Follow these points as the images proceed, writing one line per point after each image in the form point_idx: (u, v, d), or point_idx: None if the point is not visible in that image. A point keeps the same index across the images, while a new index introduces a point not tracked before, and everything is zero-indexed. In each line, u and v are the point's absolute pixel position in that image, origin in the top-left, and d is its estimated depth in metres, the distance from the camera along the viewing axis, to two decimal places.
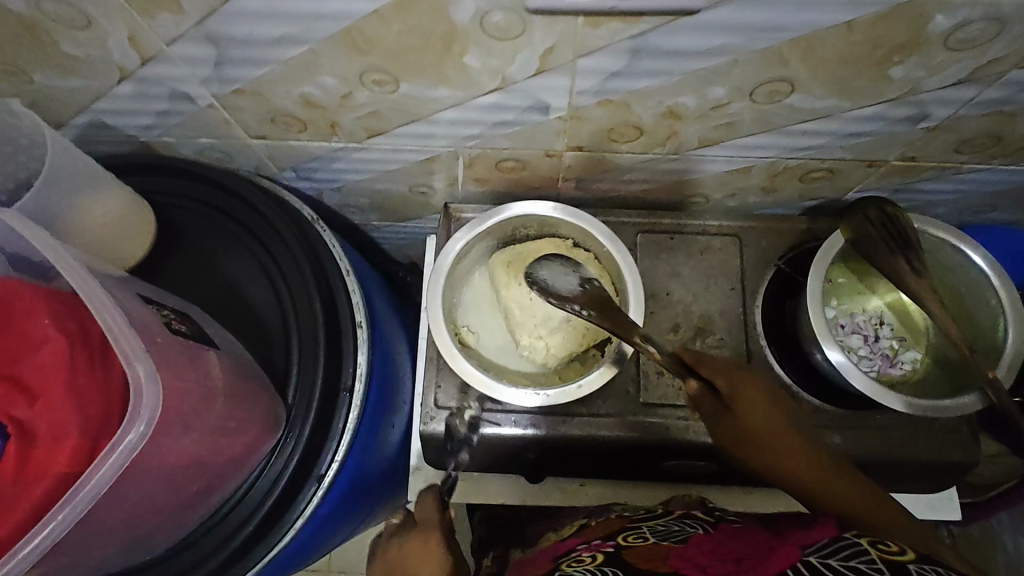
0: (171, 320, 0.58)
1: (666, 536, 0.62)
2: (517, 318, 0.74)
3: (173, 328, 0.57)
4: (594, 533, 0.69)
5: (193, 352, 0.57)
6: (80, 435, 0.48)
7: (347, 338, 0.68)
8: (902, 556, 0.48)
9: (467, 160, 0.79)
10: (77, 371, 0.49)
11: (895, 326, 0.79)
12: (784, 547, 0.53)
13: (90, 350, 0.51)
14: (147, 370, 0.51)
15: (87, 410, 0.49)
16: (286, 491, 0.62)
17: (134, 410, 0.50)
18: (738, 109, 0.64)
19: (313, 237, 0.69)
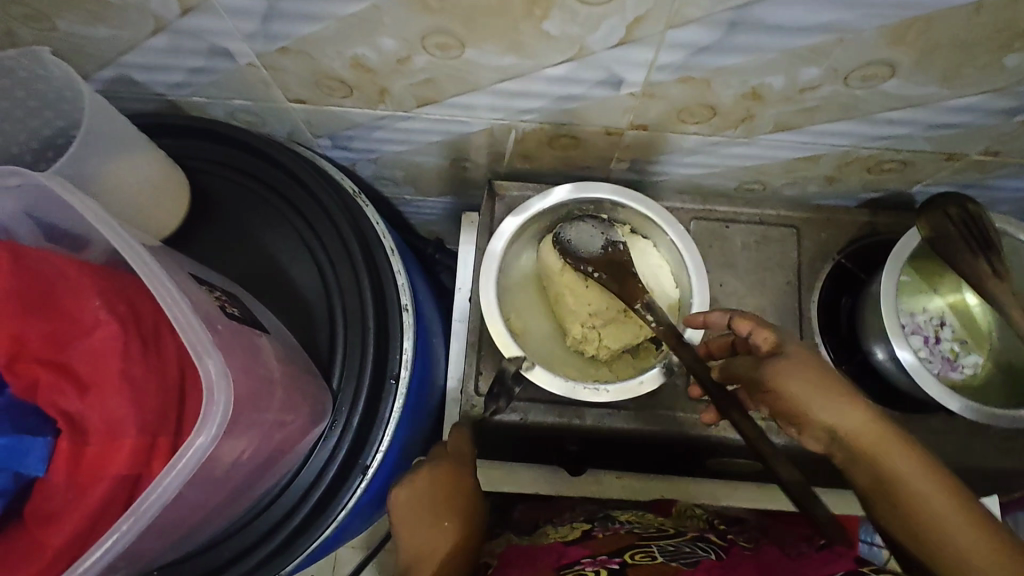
0: (225, 301, 0.51)
1: (675, 557, 0.58)
2: (569, 306, 0.71)
3: (229, 311, 0.50)
4: (597, 546, 0.63)
5: (251, 339, 0.51)
6: (138, 433, 0.45)
7: (394, 322, 0.63)
8: None
9: (519, 134, 0.74)
10: (132, 361, 0.46)
11: (956, 328, 0.76)
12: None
13: (143, 336, 0.48)
14: (219, 366, 0.44)
15: (146, 402, 0.46)
16: (333, 482, 0.59)
17: (205, 418, 0.43)
18: (827, 92, 0.60)
19: (357, 210, 0.65)
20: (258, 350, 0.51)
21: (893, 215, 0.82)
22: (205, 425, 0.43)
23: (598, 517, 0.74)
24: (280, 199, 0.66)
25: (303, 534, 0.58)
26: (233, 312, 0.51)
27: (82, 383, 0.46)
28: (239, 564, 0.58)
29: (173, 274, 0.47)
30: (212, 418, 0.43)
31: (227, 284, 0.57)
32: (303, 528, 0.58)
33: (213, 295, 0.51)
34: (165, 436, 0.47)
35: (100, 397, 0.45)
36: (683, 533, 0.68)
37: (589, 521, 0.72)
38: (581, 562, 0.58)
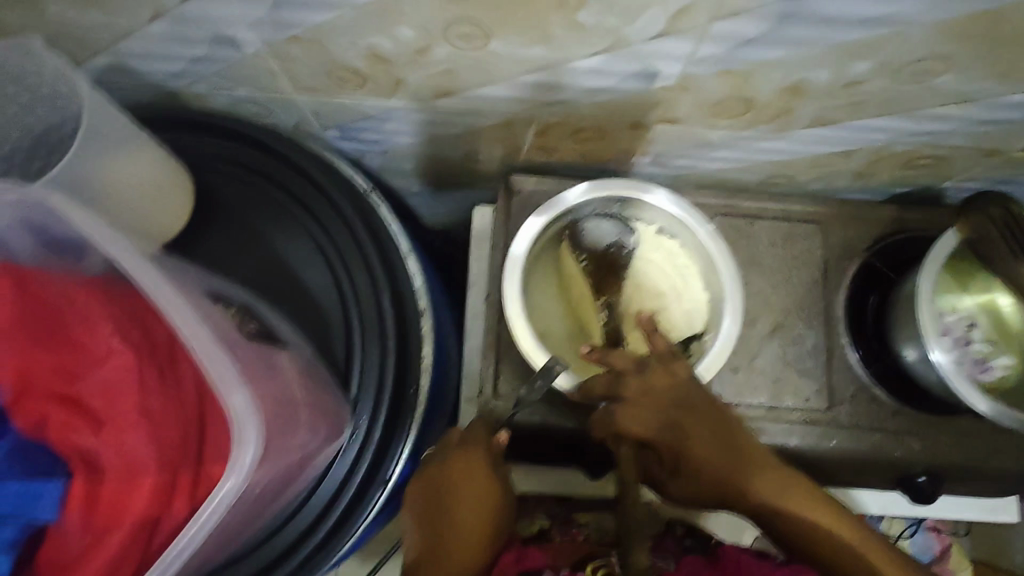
0: (242, 320, 0.47)
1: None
2: (593, 309, 0.70)
3: (247, 331, 0.47)
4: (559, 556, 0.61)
5: (272, 360, 0.47)
6: (158, 469, 0.44)
7: (413, 328, 0.60)
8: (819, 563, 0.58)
9: (540, 127, 0.70)
10: (150, 394, 0.45)
11: (986, 329, 0.73)
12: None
13: (159, 364, 0.46)
14: (247, 401, 0.40)
15: (167, 435, 0.45)
16: (354, 498, 0.56)
17: (234, 461, 0.40)
18: (873, 87, 0.56)
19: (372, 210, 0.61)
20: (279, 371, 0.47)
21: (925, 211, 0.79)
22: (234, 468, 0.40)
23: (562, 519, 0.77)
24: (291, 198, 0.62)
25: (324, 552, 0.56)
26: (252, 330, 0.47)
27: (97, 420, 0.45)
28: None
29: (188, 295, 0.43)
30: (239, 460, 0.40)
31: (241, 295, 0.54)
32: (323, 547, 0.56)
33: (228, 313, 0.47)
34: (186, 469, 0.45)
35: (118, 433, 0.44)
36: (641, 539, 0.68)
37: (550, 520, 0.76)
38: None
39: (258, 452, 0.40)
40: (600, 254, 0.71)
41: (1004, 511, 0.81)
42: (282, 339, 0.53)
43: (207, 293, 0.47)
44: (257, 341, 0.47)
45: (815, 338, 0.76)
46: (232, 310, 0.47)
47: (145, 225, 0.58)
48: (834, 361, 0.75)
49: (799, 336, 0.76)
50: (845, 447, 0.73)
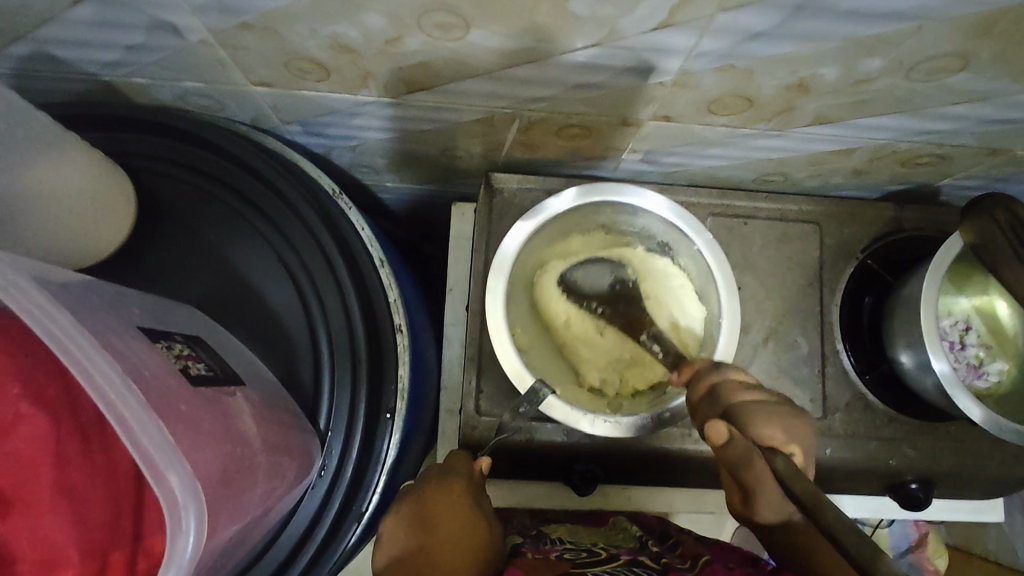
0: (186, 361, 0.41)
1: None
2: (584, 358, 0.66)
3: (192, 376, 0.40)
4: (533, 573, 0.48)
5: (220, 411, 0.41)
6: (82, 556, 0.39)
7: (388, 347, 0.55)
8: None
9: (523, 124, 0.65)
10: (72, 467, 0.39)
11: (982, 333, 0.71)
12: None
13: (82, 428, 0.41)
14: (184, 480, 0.34)
15: (92, 512, 0.39)
16: (323, 541, 0.51)
17: (171, 553, 0.33)
18: (883, 85, 0.52)
19: (339, 218, 0.55)
20: (231, 421, 0.41)
21: (921, 210, 0.76)
22: (172, 562, 0.34)
23: (532, 533, 0.65)
24: (247, 207, 0.55)
25: None
26: (198, 373, 0.41)
27: (6, 501, 0.38)
28: None
29: (115, 343, 0.36)
30: (178, 549, 0.34)
31: (189, 326, 0.47)
32: None
33: (170, 353, 0.41)
34: (119, 549, 0.40)
35: (29, 516, 0.38)
36: (614, 556, 0.57)
37: (522, 536, 0.63)
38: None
39: (199, 540, 0.34)
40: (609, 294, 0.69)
41: (991, 512, 0.80)
42: (237, 374, 0.47)
43: (140, 333, 0.40)
44: (204, 387, 0.41)
45: (810, 344, 0.73)
46: (175, 350, 0.41)
47: (90, 248, 0.52)
48: (828, 367, 0.72)
49: (793, 342, 0.73)
50: (840, 455, 0.71)
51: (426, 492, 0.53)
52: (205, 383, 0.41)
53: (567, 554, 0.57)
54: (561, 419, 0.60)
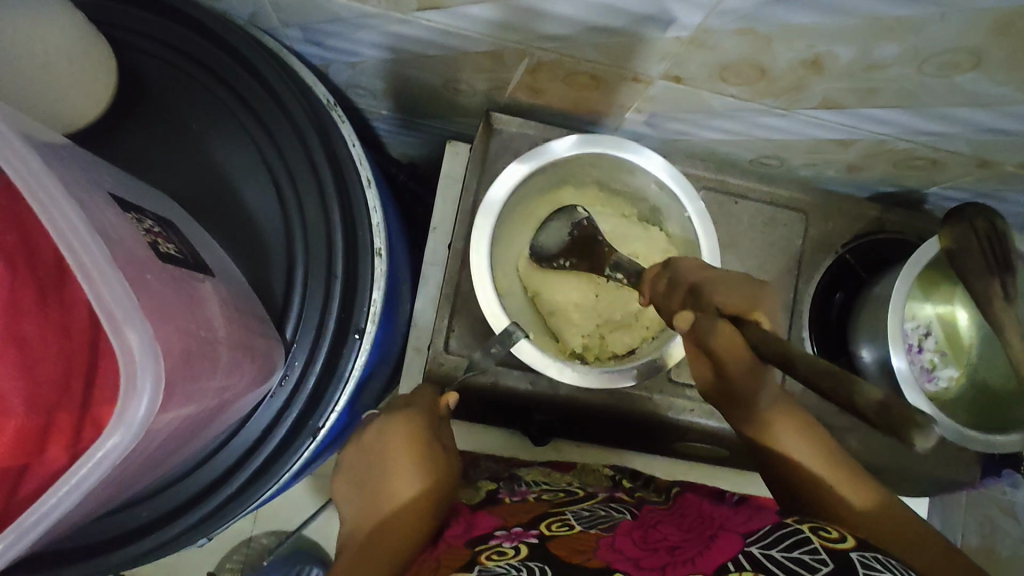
0: (157, 237, 0.40)
1: (593, 523, 0.53)
2: (571, 320, 0.67)
3: (161, 252, 0.39)
4: (511, 516, 0.55)
5: (191, 292, 0.40)
6: (25, 414, 0.39)
7: (365, 269, 0.54)
8: (845, 544, 0.45)
9: (531, 65, 0.64)
10: (23, 318, 0.40)
11: (939, 340, 0.74)
12: (726, 535, 0.50)
13: (40, 282, 0.41)
14: (145, 341, 0.34)
15: (41, 370, 0.40)
16: (278, 446, 0.51)
17: (122, 414, 0.34)
18: (894, 75, 0.53)
19: (332, 129, 0.53)
20: (199, 308, 0.41)
21: (904, 214, 0.78)
22: (122, 422, 0.34)
23: (505, 475, 0.69)
24: (235, 100, 0.53)
25: (237, 501, 0.50)
26: (167, 251, 0.40)
27: None
28: (158, 530, 0.49)
29: (83, 200, 0.35)
30: (130, 412, 0.34)
31: (162, 206, 0.46)
32: (239, 495, 0.50)
33: (140, 227, 0.39)
34: (65, 413, 0.40)
35: None
36: (590, 494, 0.63)
37: (495, 479, 0.68)
38: (494, 535, 0.51)
39: (152, 407, 0.34)
40: (579, 245, 0.66)
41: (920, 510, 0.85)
42: (208, 264, 0.46)
43: (114, 199, 0.39)
44: (173, 265, 0.40)
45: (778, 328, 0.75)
46: (145, 224, 0.40)
47: (68, 119, 0.50)
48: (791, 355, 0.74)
49: None
50: None
51: (386, 433, 0.54)
52: (174, 262, 0.40)
53: (544, 494, 0.61)
54: (531, 363, 0.60)
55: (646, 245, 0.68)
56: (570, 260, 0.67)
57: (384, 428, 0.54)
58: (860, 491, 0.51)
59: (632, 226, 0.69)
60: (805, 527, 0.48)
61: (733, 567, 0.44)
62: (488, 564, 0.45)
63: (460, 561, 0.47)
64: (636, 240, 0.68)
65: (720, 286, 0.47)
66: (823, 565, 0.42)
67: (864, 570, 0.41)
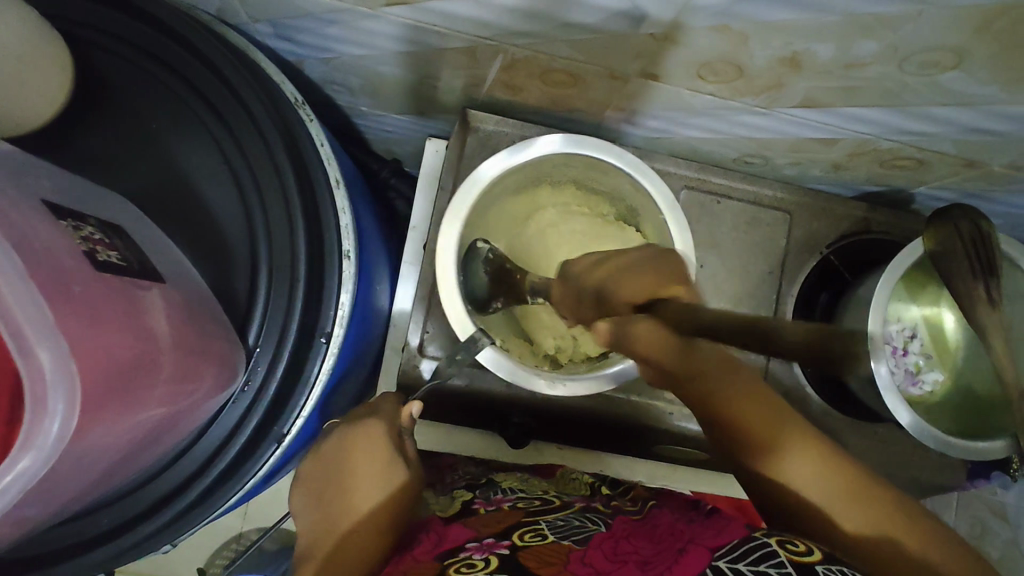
0: (95, 246, 0.39)
1: (567, 535, 0.52)
2: (543, 322, 0.67)
3: (98, 261, 0.38)
4: (484, 526, 0.55)
5: (130, 303, 0.40)
6: None
7: (330, 271, 0.53)
8: (810, 556, 0.44)
9: (506, 61, 0.62)
10: None
11: (925, 343, 0.72)
12: (694, 548, 0.49)
13: None
14: (55, 360, 0.34)
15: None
16: (241, 452, 0.50)
17: (33, 434, 0.34)
18: (874, 73, 0.51)
19: (296, 127, 0.52)
20: (139, 316, 0.40)
21: (891, 214, 0.76)
22: (33, 442, 0.34)
23: (482, 483, 0.68)
24: (196, 97, 0.52)
25: (200, 507, 0.49)
26: (106, 260, 0.39)
27: None
28: (121, 536, 0.49)
29: (4, 211, 0.35)
30: (44, 430, 0.34)
31: (115, 212, 0.46)
32: (200, 502, 0.49)
33: (76, 235, 0.39)
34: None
35: None
36: (567, 504, 0.61)
37: (472, 489, 0.66)
38: (466, 546, 0.50)
39: (66, 425, 0.34)
40: (501, 276, 0.63)
41: None
42: (158, 270, 0.45)
43: (49, 208, 0.39)
44: (110, 274, 0.39)
45: None
46: (83, 232, 0.39)
47: (24, 120, 0.49)
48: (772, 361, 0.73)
49: None
50: None
51: (347, 444, 0.54)
52: (112, 271, 0.39)
53: (519, 504, 0.60)
54: (495, 368, 0.59)
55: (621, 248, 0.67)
56: (500, 302, 0.64)
57: (346, 439, 0.54)
58: (861, 513, 0.47)
59: (608, 227, 0.68)
60: (773, 541, 0.46)
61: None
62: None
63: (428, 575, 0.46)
64: (611, 240, 0.67)
65: (626, 275, 0.41)
66: None
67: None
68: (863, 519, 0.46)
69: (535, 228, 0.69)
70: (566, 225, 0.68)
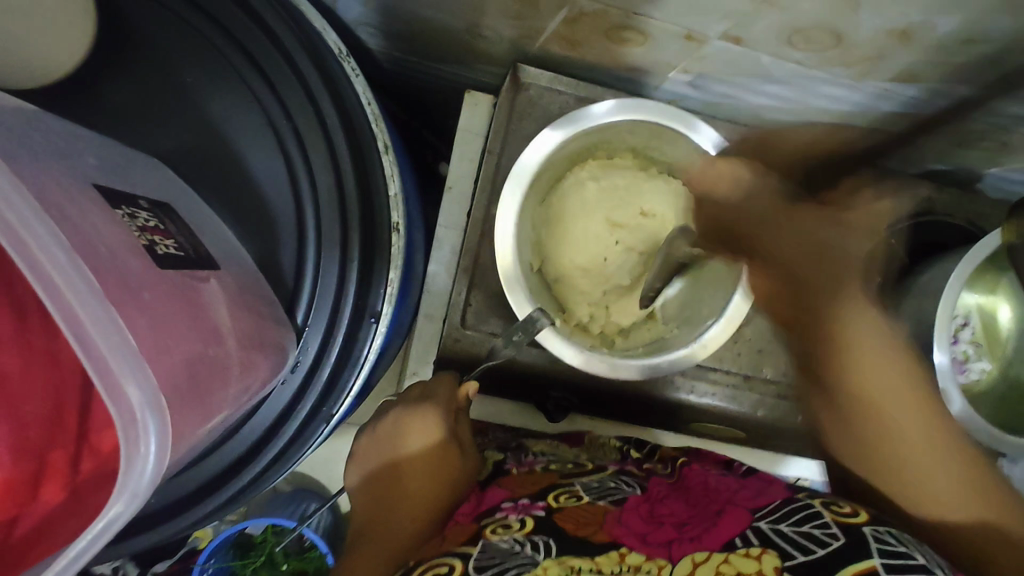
0: (151, 237, 0.36)
1: (604, 493, 0.46)
2: (579, 289, 0.62)
3: (159, 253, 0.36)
4: (520, 485, 0.49)
5: (193, 302, 0.37)
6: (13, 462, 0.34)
7: (382, 244, 0.49)
8: (856, 518, 0.40)
9: (572, 14, 0.56)
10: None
11: (977, 331, 0.71)
12: (732, 509, 0.42)
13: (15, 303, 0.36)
14: (144, 391, 0.30)
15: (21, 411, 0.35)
16: (290, 439, 0.47)
17: (127, 475, 0.30)
18: (992, 51, 0.46)
19: (343, 83, 0.47)
20: (199, 313, 0.37)
21: (955, 194, 0.73)
22: (126, 485, 0.30)
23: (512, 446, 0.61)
24: (232, 49, 0.46)
25: (252, 489, 0.48)
26: (165, 251, 0.37)
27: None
28: (171, 518, 0.47)
29: (62, 208, 0.31)
30: (135, 470, 0.30)
31: (155, 187, 0.42)
32: (250, 486, 0.47)
33: (133, 224, 0.36)
34: (58, 451, 0.35)
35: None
36: (601, 467, 0.53)
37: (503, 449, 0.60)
38: (501, 507, 0.46)
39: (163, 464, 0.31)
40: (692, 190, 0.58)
41: None
42: (212, 256, 0.42)
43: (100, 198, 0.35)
44: (171, 267, 0.36)
45: None
46: (138, 220, 0.36)
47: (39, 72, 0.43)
48: None
49: None
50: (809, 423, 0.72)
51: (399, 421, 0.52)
52: (173, 266, 0.36)
53: (552, 466, 0.52)
54: (552, 351, 0.57)
55: (666, 206, 0.61)
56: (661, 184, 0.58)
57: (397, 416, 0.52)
58: (945, 471, 0.44)
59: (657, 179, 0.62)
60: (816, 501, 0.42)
61: (741, 543, 0.38)
62: (490, 541, 0.41)
63: (465, 541, 0.42)
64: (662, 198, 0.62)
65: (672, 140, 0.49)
66: (834, 539, 0.37)
67: (877, 544, 0.36)
68: (950, 482, 0.44)
69: (573, 182, 0.62)
70: (608, 179, 0.62)
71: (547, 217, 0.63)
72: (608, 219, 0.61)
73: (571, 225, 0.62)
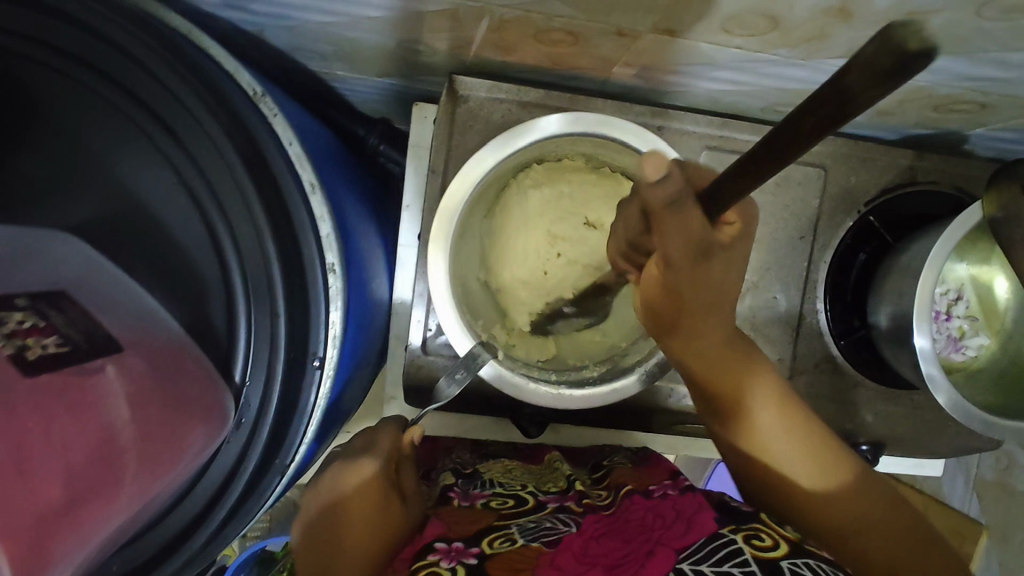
0: (22, 341, 0.37)
1: (538, 537, 0.45)
2: (521, 300, 0.62)
3: (28, 357, 0.37)
4: (456, 526, 0.48)
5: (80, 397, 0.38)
6: None
7: (314, 285, 0.46)
8: (772, 552, 0.42)
9: (494, 22, 0.53)
10: None
11: (972, 304, 0.67)
12: (660, 550, 0.43)
13: None
14: None
15: None
16: (240, 498, 0.44)
17: None
18: (943, 20, 0.42)
19: (253, 124, 0.45)
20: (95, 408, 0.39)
21: (941, 159, 0.68)
22: None
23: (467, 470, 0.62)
24: (129, 103, 0.44)
25: (211, 548, 0.45)
26: (39, 354, 0.37)
27: None
28: None
29: None
30: None
31: (55, 275, 0.44)
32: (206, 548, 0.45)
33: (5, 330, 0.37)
34: None
35: None
36: (541, 503, 0.54)
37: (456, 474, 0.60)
38: (434, 550, 0.45)
39: None
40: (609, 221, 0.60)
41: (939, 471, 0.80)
42: (117, 335, 0.43)
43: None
44: (48, 373, 0.37)
45: (790, 301, 0.68)
46: (11, 325, 0.38)
47: None
48: (803, 331, 0.68)
49: (772, 299, 0.68)
50: None
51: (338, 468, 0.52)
52: (44, 365, 0.37)
53: (493, 503, 0.53)
54: (501, 382, 0.58)
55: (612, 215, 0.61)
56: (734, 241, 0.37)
57: (339, 469, 0.51)
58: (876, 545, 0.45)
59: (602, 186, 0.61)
60: (737, 535, 0.43)
61: None
62: None
63: None
64: (599, 202, 0.61)
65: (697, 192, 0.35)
66: None
67: None
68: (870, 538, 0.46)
69: (516, 188, 0.62)
70: (552, 188, 0.61)
71: (488, 229, 0.63)
72: (549, 231, 0.61)
73: (510, 235, 0.61)
